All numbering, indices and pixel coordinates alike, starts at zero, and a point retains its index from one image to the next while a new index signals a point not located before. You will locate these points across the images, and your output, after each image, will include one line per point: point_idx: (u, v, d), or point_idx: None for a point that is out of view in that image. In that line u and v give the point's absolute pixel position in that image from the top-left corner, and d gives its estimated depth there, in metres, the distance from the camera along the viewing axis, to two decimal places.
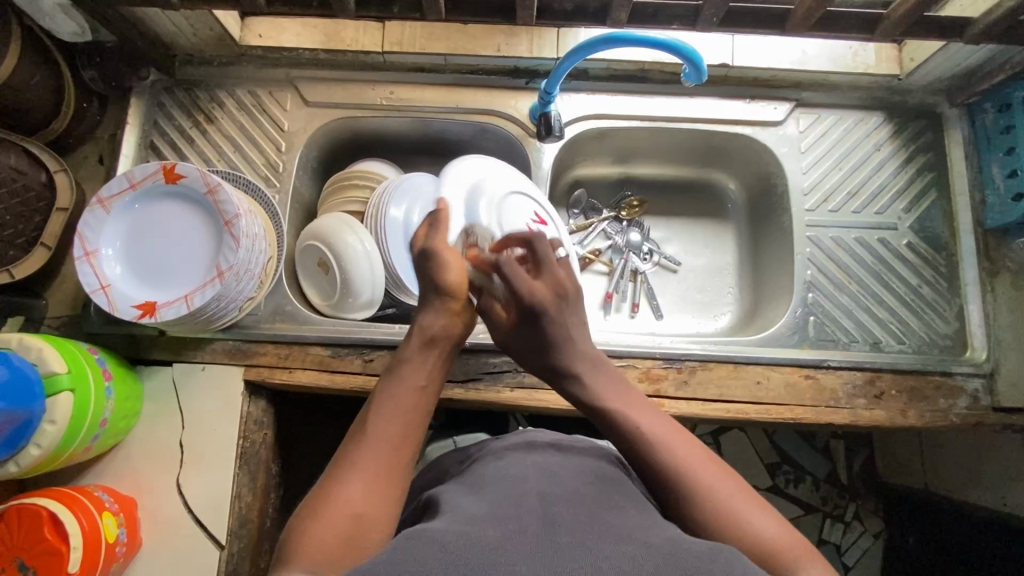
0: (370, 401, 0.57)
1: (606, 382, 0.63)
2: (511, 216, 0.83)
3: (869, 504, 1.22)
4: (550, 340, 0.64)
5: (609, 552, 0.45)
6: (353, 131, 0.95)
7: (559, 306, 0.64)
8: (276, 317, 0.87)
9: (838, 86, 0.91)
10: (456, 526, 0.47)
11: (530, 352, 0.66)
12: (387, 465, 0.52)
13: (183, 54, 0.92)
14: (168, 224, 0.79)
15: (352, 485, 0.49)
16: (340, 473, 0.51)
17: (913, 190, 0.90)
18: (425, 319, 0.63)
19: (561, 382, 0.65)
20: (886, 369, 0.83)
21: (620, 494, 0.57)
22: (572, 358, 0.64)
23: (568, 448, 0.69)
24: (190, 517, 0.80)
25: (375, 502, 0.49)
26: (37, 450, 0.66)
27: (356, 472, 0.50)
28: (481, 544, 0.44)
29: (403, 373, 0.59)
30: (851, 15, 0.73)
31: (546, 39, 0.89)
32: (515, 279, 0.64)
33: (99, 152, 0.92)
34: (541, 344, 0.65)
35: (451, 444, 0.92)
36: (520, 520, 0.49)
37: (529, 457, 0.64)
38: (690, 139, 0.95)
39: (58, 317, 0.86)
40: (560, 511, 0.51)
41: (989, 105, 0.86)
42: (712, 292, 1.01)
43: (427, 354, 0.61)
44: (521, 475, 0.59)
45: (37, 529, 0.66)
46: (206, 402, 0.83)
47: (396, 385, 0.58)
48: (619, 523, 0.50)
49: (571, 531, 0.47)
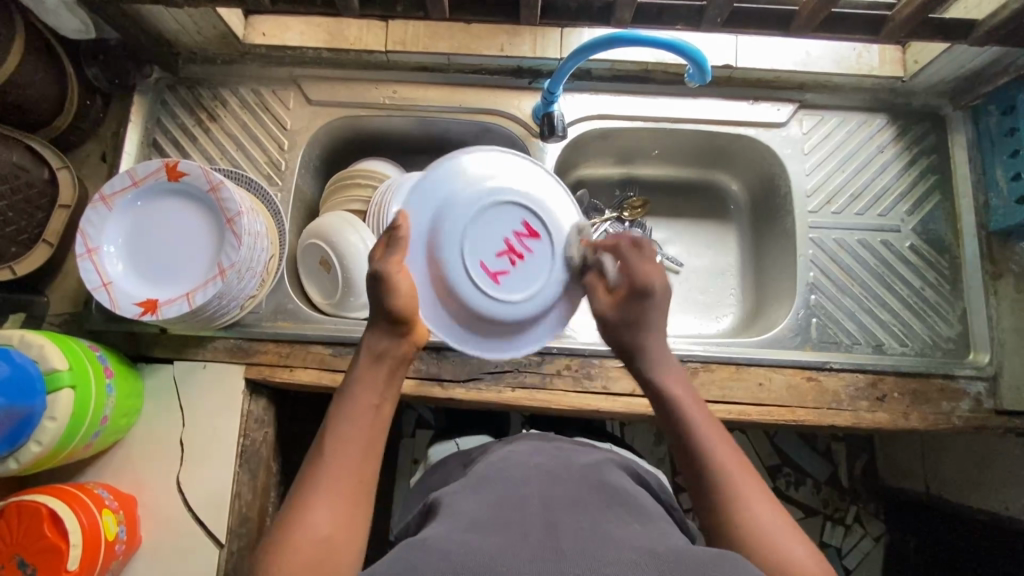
0: (331, 415, 0.56)
1: (673, 374, 0.62)
2: (482, 227, 0.65)
3: (870, 508, 1.21)
4: (648, 321, 0.63)
5: (611, 558, 0.45)
6: (355, 130, 0.95)
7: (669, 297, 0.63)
8: (278, 315, 0.86)
9: (842, 88, 0.91)
10: (462, 533, 0.47)
11: (619, 328, 0.63)
12: (350, 485, 0.52)
13: (186, 52, 0.92)
14: (159, 227, 0.79)
15: (317, 510, 0.49)
16: (306, 495, 0.50)
17: (917, 193, 0.90)
18: (371, 337, 0.61)
19: (633, 362, 0.63)
20: (889, 371, 0.83)
21: (625, 501, 0.57)
22: (655, 344, 0.63)
23: (572, 454, 0.69)
24: (189, 515, 0.80)
25: (342, 526, 0.49)
26: (37, 447, 0.66)
27: (319, 497, 0.50)
28: (486, 552, 0.44)
29: (357, 389, 0.57)
30: (857, 16, 0.73)
31: (550, 38, 0.89)
32: (632, 259, 0.63)
33: (102, 149, 0.92)
34: (636, 320, 0.63)
35: (454, 446, 0.92)
36: (525, 529, 0.49)
37: (533, 462, 0.64)
38: (693, 140, 0.95)
39: (59, 314, 0.86)
40: (563, 519, 0.51)
41: (993, 107, 0.86)
42: (714, 293, 1.01)
43: (378, 371, 0.59)
44: (525, 481, 0.59)
45: (36, 526, 0.66)
46: (206, 400, 0.83)
47: (353, 402, 0.56)
48: (621, 531, 0.50)
49: (574, 539, 0.47)
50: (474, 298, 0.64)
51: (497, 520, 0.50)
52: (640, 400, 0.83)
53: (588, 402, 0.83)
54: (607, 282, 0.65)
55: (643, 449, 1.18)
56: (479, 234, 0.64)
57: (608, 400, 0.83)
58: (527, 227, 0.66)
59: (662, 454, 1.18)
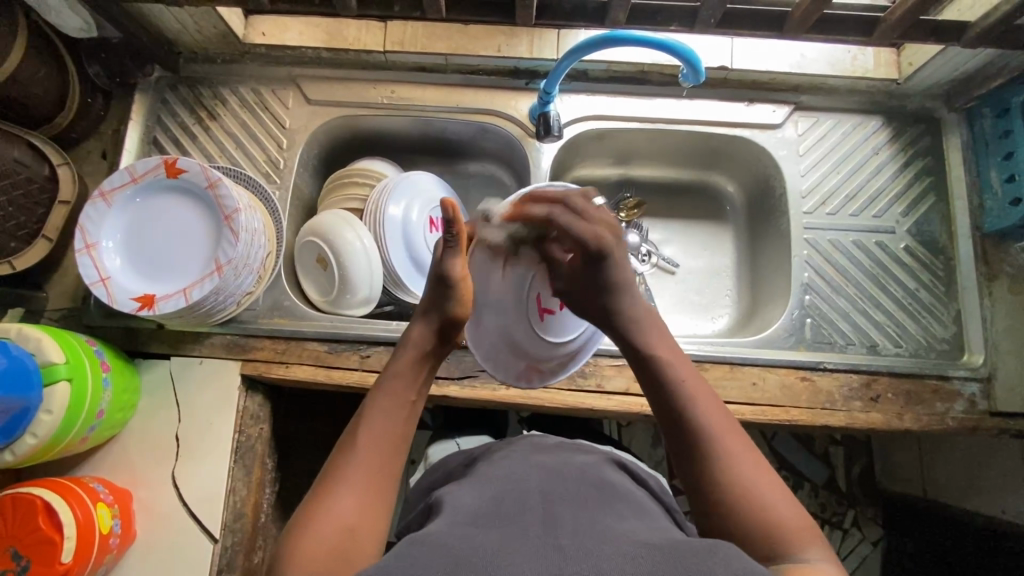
0: (360, 411, 0.57)
1: (659, 336, 0.64)
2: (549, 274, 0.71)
3: (868, 512, 1.21)
4: (610, 283, 0.65)
5: (609, 552, 0.45)
6: (353, 130, 0.96)
7: (617, 243, 0.66)
8: (274, 312, 0.87)
9: (837, 91, 0.92)
10: (460, 528, 0.48)
11: (592, 302, 0.66)
12: (378, 476, 0.52)
13: (187, 52, 0.93)
14: (162, 225, 0.80)
15: (343, 498, 0.50)
16: (330, 486, 0.51)
17: (912, 195, 0.90)
18: (417, 329, 0.63)
19: (611, 327, 0.65)
20: (883, 372, 0.83)
21: (622, 499, 0.58)
22: (624, 304, 0.65)
23: (572, 453, 0.69)
24: (184, 510, 0.81)
25: (366, 517, 0.49)
26: (33, 439, 0.66)
27: (346, 486, 0.50)
28: (480, 547, 0.45)
29: (389, 386, 0.59)
30: (850, 18, 0.74)
31: (546, 40, 0.90)
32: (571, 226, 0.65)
33: (103, 147, 0.93)
34: (602, 285, 0.65)
35: (453, 446, 0.92)
36: (524, 523, 0.49)
37: (534, 459, 0.65)
38: (689, 141, 0.95)
39: (58, 310, 0.87)
40: (562, 514, 0.51)
41: (987, 110, 0.86)
42: (709, 294, 1.01)
43: (419, 366, 0.61)
44: (526, 477, 0.59)
45: (31, 518, 0.66)
46: (202, 396, 0.84)
47: (385, 397, 0.58)
48: (619, 527, 0.50)
49: (572, 535, 0.48)
50: (519, 326, 0.72)
51: (489, 515, 0.51)
52: (634, 399, 0.83)
53: (582, 401, 0.83)
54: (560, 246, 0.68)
55: (639, 450, 1.18)
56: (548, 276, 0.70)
57: (601, 399, 0.83)
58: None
59: (659, 456, 1.18)
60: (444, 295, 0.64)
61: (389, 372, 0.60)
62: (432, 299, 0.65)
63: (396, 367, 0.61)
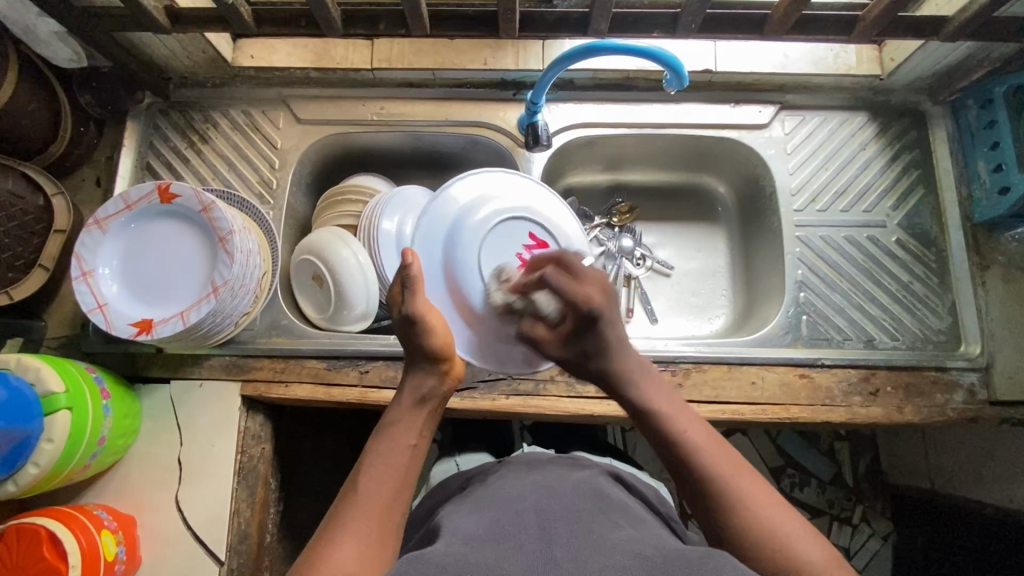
0: (362, 455, 0.57)
1: (653, 385, 0.63)
2: (489, 253, 0.78)
3: (876, 507, 1.20)
4: (604, 346, 0.65)
5: (603, 564, 0.45)
6: (345, 147, 0.97)
7: (609, 307, 0.65)
8: (272, 331, 0.87)
9: (821, 88, 0.93)
10: (458, 543, 0.48)
11: (580, 360, 0.67)
12: (380, 517, 0.52)
13: (177, 77, 0.94)
14: (156, 256, 0.80)
15: (342, 543, 0.49)
16: (331, 532, 0.51)
17: (900, 187, 0.91)
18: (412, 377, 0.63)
19: (606, 385, 0.65)
20: (881, 366, 0.83)
21: (619, 511, 0.58)
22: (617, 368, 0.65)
23: (567, 470, 0.68)
24: (189, 534, 0.81)
25: (364, 561, 0.49)
26: (34, 469, 0.66)
27: (344, 532, 0.50)
28: (477, 563, 0.45)
29: (390, 429, 0.59)
30: (828, 17, 0.75)
31: (532, 50, 0.91)
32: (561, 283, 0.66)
33: (96, 175, 0.93)
34: (593, 350, 0.65)
35: (454, 467, 0.90)
36: (519, 537, 0.50)
37: (531, 477, 0.64)
38: (678, 144, 0.96)
39: (56, 338, 0.87)
40: (557, 527, 0.51)
41: (971, 101, 0.87)
42: (705, 295, 1.02)
43: (417, 411, 0.61)
44: (523, 494, 0.58)
45: (36, 548, 0.66)
46: (204, 418, 0.84)
47: (384, 440, 0.58)
48: (614, 538, 0.50)
49: (567, 546, 0.48)
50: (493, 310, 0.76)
51: (487, 531, 0.51)
52: None
53: (583, 406, 0.83)
54: (548, 320, 0.69)
55: (644, 456, 1.17)
56: (490, 261, 0.77)
57: (602, 405, 0.83)
58: (534, 239, 0.80)
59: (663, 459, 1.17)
60: (415, 334, 0.63)
61: (390, 420, 0.60)
62: (409, 344, 0.64)
63: (397, 414, 0.61)
